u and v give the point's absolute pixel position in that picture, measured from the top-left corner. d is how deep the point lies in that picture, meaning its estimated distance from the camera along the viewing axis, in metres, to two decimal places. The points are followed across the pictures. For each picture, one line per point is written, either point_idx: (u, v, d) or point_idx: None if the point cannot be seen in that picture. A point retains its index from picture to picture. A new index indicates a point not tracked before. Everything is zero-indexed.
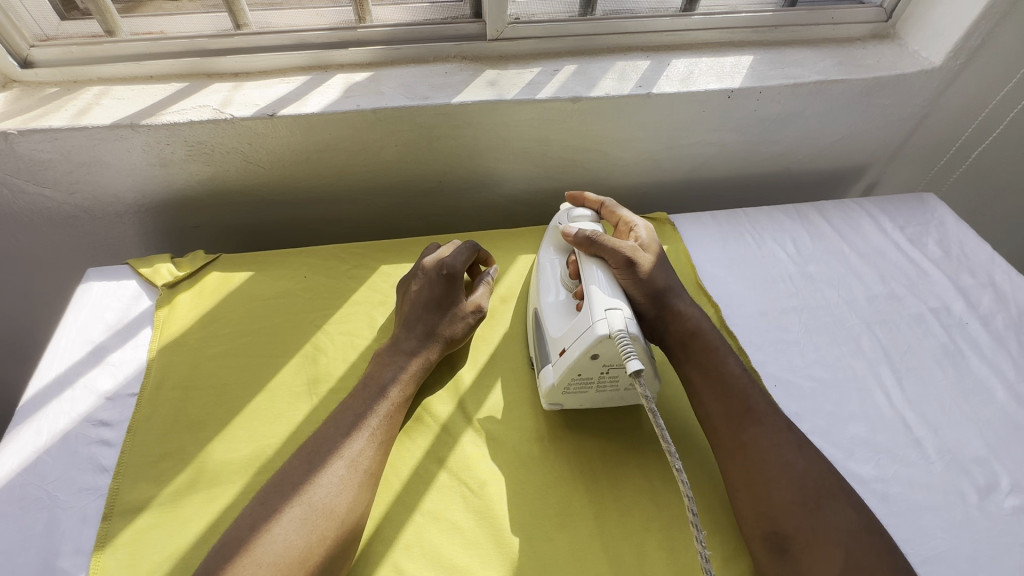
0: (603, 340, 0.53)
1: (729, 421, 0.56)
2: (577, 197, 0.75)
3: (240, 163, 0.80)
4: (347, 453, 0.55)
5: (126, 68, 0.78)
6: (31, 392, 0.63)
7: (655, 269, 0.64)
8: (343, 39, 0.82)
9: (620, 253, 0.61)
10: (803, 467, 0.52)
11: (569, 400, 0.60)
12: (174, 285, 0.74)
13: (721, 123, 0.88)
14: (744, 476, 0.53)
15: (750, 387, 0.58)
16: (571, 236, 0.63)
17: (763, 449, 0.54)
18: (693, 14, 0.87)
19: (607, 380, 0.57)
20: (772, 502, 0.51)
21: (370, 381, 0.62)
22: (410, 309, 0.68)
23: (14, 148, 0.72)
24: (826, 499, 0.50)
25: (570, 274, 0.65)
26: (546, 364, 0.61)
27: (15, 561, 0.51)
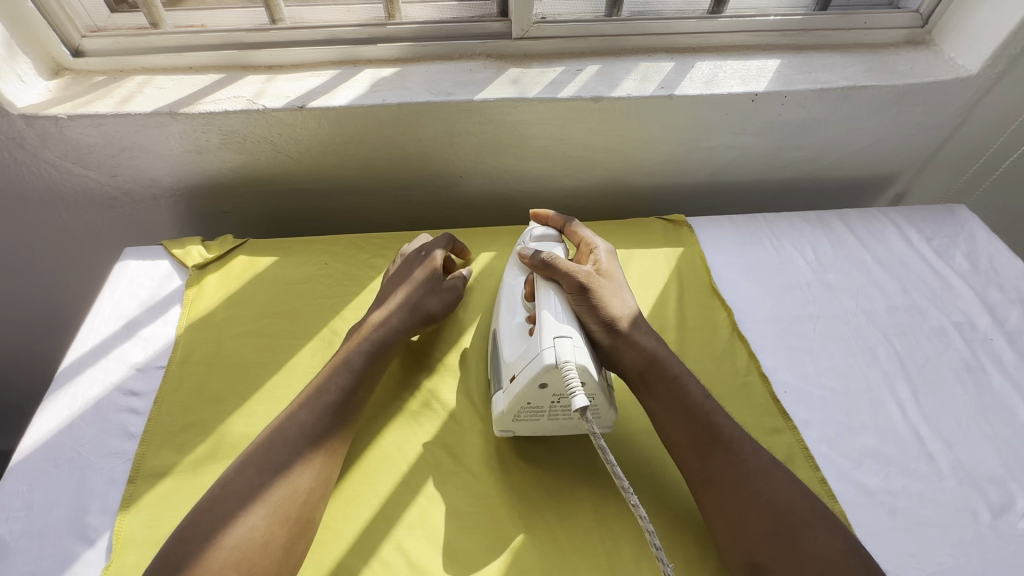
0: (549, 369, 0.53)
1: (697, 451, 0.56)
2: (541, 215, 0.75)
3: (269, 153, 0.84)
4: (310, 433, 0.56)
5: (168, 59, 0.83)
6: (69, 360, 0.67)
7: (612, 295, 0.63)
8: (372, 35, 0.84)
9: (574, 277, 0.61)
10: (776, 494, 0.52)
11: (521, 428, 0.59)
12: (203, 267, 0.78)
13: (745, 126, 0.88)
14: (717, 506, 0.53)
15: (716, 413, 0.57)
16: (527, 258, 0.64)
17: (736, 477, 0.54)
18: (720, 16, 0.87)
19: (558, 410, 0.57)
20: (746, 532, 0.51)
21: (339, 356, 0.63)
22: (388, 289, 0.72)
23: (63, 131, 0.77)
24: (802, 527, 0.50)
25: (526, 295, 0.65)
26: (499, 392, 0.60)
27: (48, 515, 0.55)
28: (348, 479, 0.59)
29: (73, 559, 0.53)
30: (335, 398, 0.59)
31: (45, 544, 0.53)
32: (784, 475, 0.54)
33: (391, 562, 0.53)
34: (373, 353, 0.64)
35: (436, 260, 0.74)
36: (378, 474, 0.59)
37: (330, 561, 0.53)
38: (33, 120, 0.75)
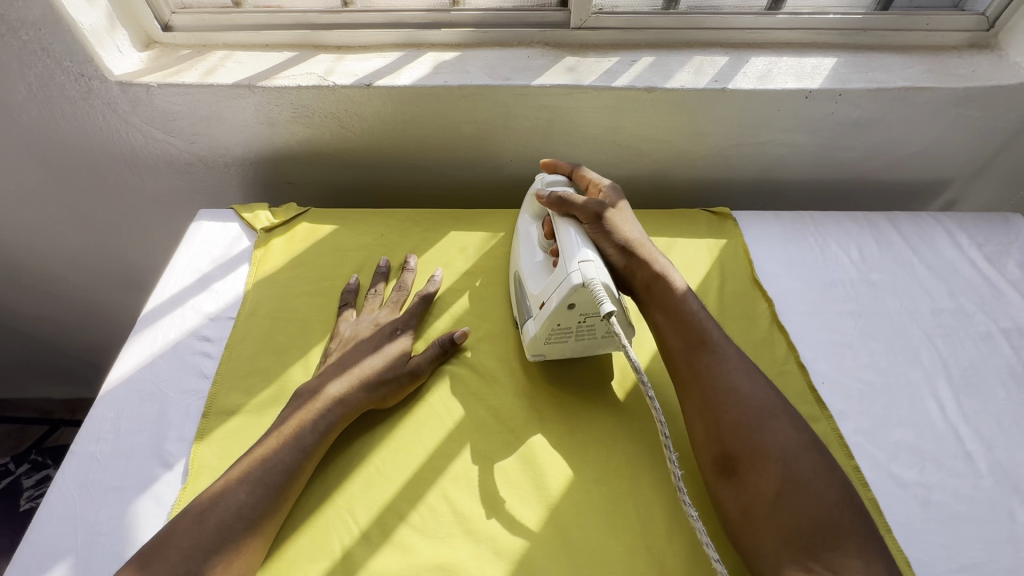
0: (580, 289, 0.57)
1: (686, 353, 0.58)
2: (550, 163, 0.77)
3: (334, 128, 0.89)
4: (245, 513, 0.52)
5: (248, 36, 0.88)
6: (151, 307, 0.73)
7: (625, 223, 0.66)
8: (436, 21, 0.89)
9: (589, 207, 0.65)
10: (751, 392, 0.54)
11: (551, 351, 0.64)
12: (271, 230, 0.84)
13: (796, 123, 0.88)
14: (696, 400, 0.56)
15: (708, 322, 0.60)
16: (543, 198, 0.68)
17: (715, 376, 0.56)
18: (778, 13, 0.88)
19: (585, 329, 0.61)
20: (719, 423, 0.53)
21: (288, 423, 0.60)
22: (349, 353, 0.67)
23: (152, 99, 0.83)
24: (770, 420, 0.52)
25: (547, 236, 0.68)
26: (528, 320, 0.65)
27: (133, 439, 0.61)
28: (399, 429, 0.63)
29: (154, 479, 0.58)
30: (278, 478, 0.55)
31: (131, 464, 0.59)
32: (761, 379, 0.57)
33: (437, 507, 0.57)
34: (315, 432, 0.59)
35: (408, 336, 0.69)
36: (427, 427, 0.64)
37: (380, 501, 0.58)
38: (127, 87, 0.82)
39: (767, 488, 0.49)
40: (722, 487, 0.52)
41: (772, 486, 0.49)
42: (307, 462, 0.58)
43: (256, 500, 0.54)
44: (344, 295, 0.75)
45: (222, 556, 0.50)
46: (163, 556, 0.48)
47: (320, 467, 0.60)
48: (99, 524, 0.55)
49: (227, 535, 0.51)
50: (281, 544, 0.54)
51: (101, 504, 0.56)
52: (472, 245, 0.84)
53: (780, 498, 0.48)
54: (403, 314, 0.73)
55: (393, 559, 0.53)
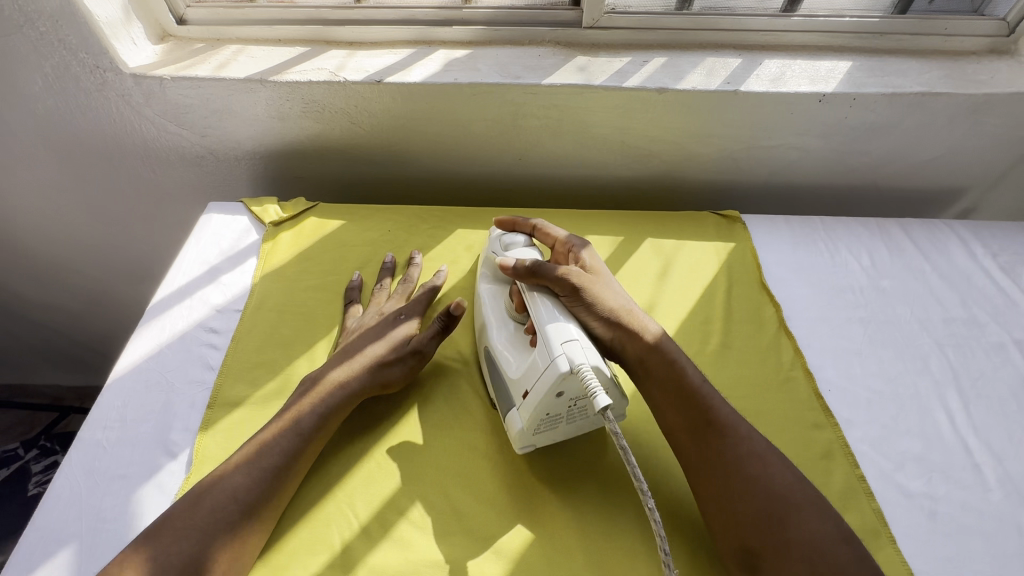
0: (566, 376, 0.52)
1: (693, 435, 0.56)
2: (507, 222, 0.74)
3: (344, 124, 0.89)
4: (242, 496, 0.53)
5: (261, 31, 0.89)
6: (159, 297, 0.74)
7: (604, 288, 0.62)
8: (448, 18, 0.89)
9: (564, 279, 0.59)
10: (771, 478, 0.52)
11: (540, 440, 0.58)
12: (279, 224, 0.84)
13: (809, 128, 0.87)
14: (710, 490, 0.54)
15: (712, 395, 0.57)
16: (510, 269, 0.63)
17: (729, 462, 0.53)
18: (793, 15, 0.87)
19: (576, 413, 0.56)
20: (736, 516, 0.51)
21: (288, 412, 0.60)
22: (353, 342, 0.68)
23: (165, 92, 0.84)
24: (792, 510, 0.50)
25: (515, 307, 0.64)
26: (511, 409, 0.59)
27: (139, 428, 0.62)
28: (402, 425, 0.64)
29: (158, 468, 0.59)
30: (276, 460, 0.56)
31: (135, 453, 0.60)
32: (780, 459, 0.54)
33: (437, 504, 0.57)
34: (316, 416, 0.59)
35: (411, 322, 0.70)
36: (430, 424, 0.64)
37: (381, 497, 0.58)
38: (141, 79, 0.82)
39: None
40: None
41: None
42: (307, 445, 0.58)
43: (253, 483, 0.54)
44: (350, 292, 0.76)
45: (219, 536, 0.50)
46: (164, 536, 0.49)
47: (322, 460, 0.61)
48: (102, 510, 0.56)
49: (224, 518, 0.51)
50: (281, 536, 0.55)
51: (105, 491, 0.57)
52: (478, 243, 0.84)
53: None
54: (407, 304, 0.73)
55: (392, 555, 0.54)
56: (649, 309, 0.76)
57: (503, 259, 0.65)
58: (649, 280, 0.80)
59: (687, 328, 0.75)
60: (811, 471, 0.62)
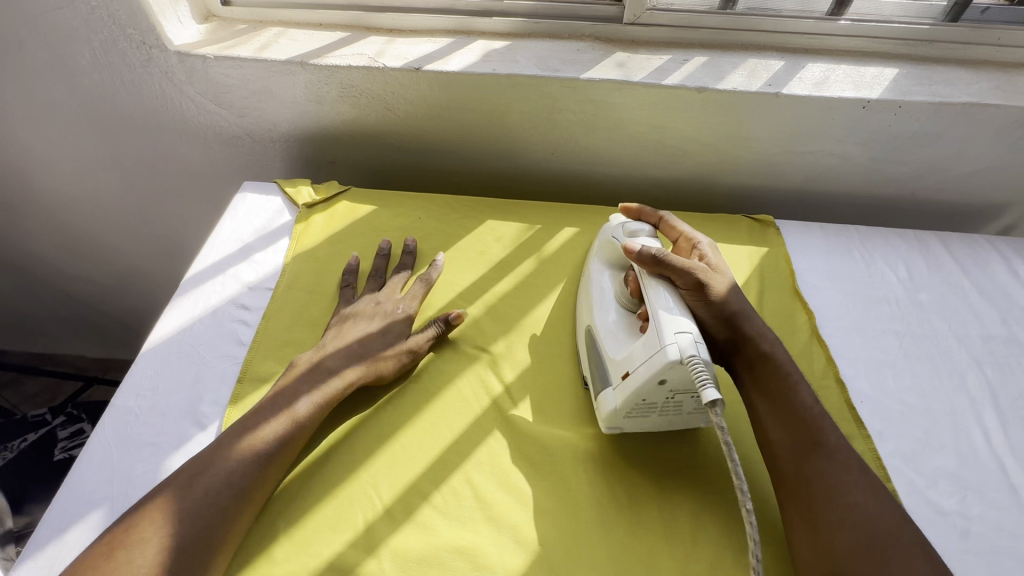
0: (674, 366, 0.51)
1: (795, 452, 0.54)
2: (634, 211, 0.73)
3: (380, 111, 0.89)
4: (232, 476, 0.53)
5: (303, 15, 0.90)
6: (193, 272, 0.75)
7: (727, 289, 0.61)
8: (488, 9, 0.89)
9: (689, 274, 0.59)
10: (874, 512, 0.50)
11: (630, 425, 0.58)
12: (312, 207, 0.85)
13: (850, 134, 0.86)
14: (803, 512, 0.52)
15: (823, 419, 0.55)
16: (633, 253, 0.60)
17: (832, 490, 0.51)
18: (840, 18, 0.85)
19: (671, 405, 0.56)
20: (834, 545, 0.49)
21: (282, 399, 0.60)
22: (345, 329, 0.68)
23: (208, 71, 0.85)
24: (895, 549, 0.47)
25: (630, 292, 0.63)
26: (607, 388, 0.59)
27: (170, 398, 0.63)
28: (431, 409, 0.64)
29: (188, 439, 0.60)
30: (268, 443, 0.56)
31: (166, 422, 0.61)
32: (887, 495, 0.52)
33: (460, 491, 0.57)
34: (308, 405, 0.59)
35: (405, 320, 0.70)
36: (457, 411, 0.64)
37: (405, 479, 0.58)
38: (185, 57, 0.84)
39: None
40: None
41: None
42: (302, 433, 0.58)
43: (243, 465, 0.54)
44: (346, 275, 0.75)
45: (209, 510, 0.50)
46: (151, 515, 0.49)
47: (349, 438, 0.61)
48: (133, 476, 0.57)
49: (214, 497, 0.51)
50: (307, 510, 0.55)
51: (137, 457, 0.58)
52: (508, 235, 0.84)
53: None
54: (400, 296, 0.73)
55: (415, 538, 0.54)
56: None
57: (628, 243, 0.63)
58: None
59: None
60: None
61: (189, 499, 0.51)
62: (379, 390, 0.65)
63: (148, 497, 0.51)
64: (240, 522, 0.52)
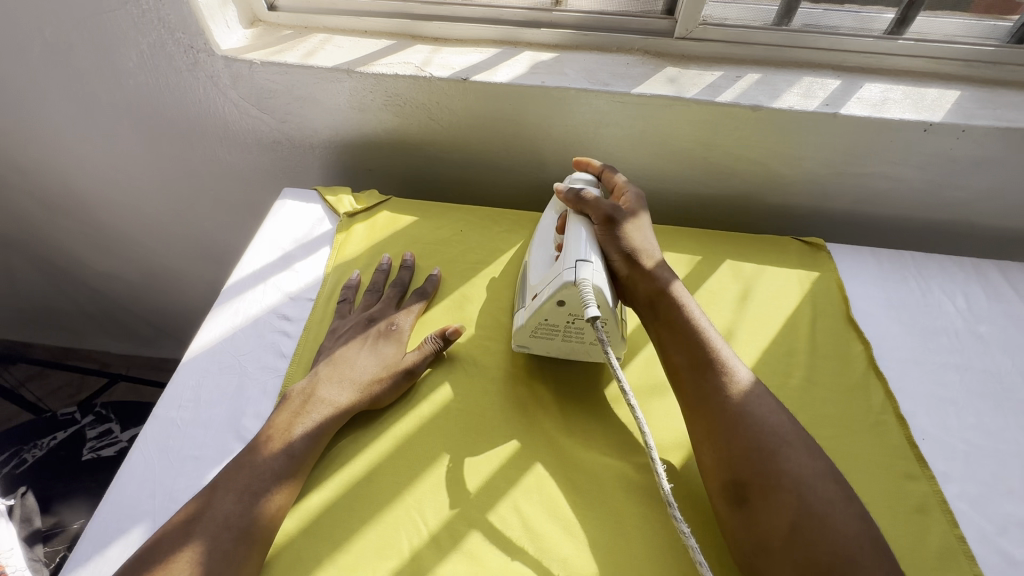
0: (569, 287, 0.57)
1: (692, 370, 0.56)
2: (582, 162, 0.76)
3: (424, 120, 0.88)
4: (232, 522, 0.50)
5: (348, 21, 0.89)
6: (235, 280, 0.75)
7: (638, 232, 0.65)
8: (537, 20, 0.87)
9: (603, 210, 0.64)
10: (763, 417, 0.52)
11: (535, 344, 0.65)
12: (353, 216, 0.85)
13: (907, 157, 0.83)
14: (703, 423, 0.54)
15: (712, 335, 0.58)
16: (561, 193, 0.68)
17: (729, 401, 0.53)
18: (900, 38, 0.83)
19: (573, 330, 0.62)
20: (729, 449, 0.51)
21: (273, 435, 0.56)
22: (334, 347, 0.66)
23: (252, 76, 0.85)
24: (783, 447, 0.50)
25: (557, 229, 0.68)
26: (523, 308, 0.66)
27: (211, 411, 0.61)
28: (473, 426, 0.62)
29: (229, 454, 0.58)
30: (267, 482, 0.53)
31: (208, 435, 0.59)
32: (774, 401, 0.54)
33: (507, 519, 0.55)
34: (305, 439, 0.57)
35: (402, 338, 0.68)
36: (503, 434, 0.62)
37: (450, 504, 0.56)
38: (231, 62, 0.83)
39: (780, 518, 0.47)
40: (730, 513, 0.50)
41: (786, 518, 0.47)
42: (300, 469, 0.55)
43: (243, 507, 0.51)
44: (344, 290, 0.73)
45: (213, 562, 0.47)
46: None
47: (392, 457, 0.59)
48: (175, 491, 0.55)
49: (216, 546, 0.48)
50: (351, 531, 0.53)
51: (178, 471, 0.57)
52: None
53: (795, 527, 0.46)
54: (393, 311, 0.71)
55: (459, 569, 0.51)
56: (727, 336, 0.74)
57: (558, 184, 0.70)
58: (728, 307, 0.77)
59: (768, 361, 0.71)
60: (905, 528, 0.57)
61: (190, 547, 0.48)
62: (419, 407, 0.63)
63: (144, 562, 0.47)
64: (246, 568, 0.49)
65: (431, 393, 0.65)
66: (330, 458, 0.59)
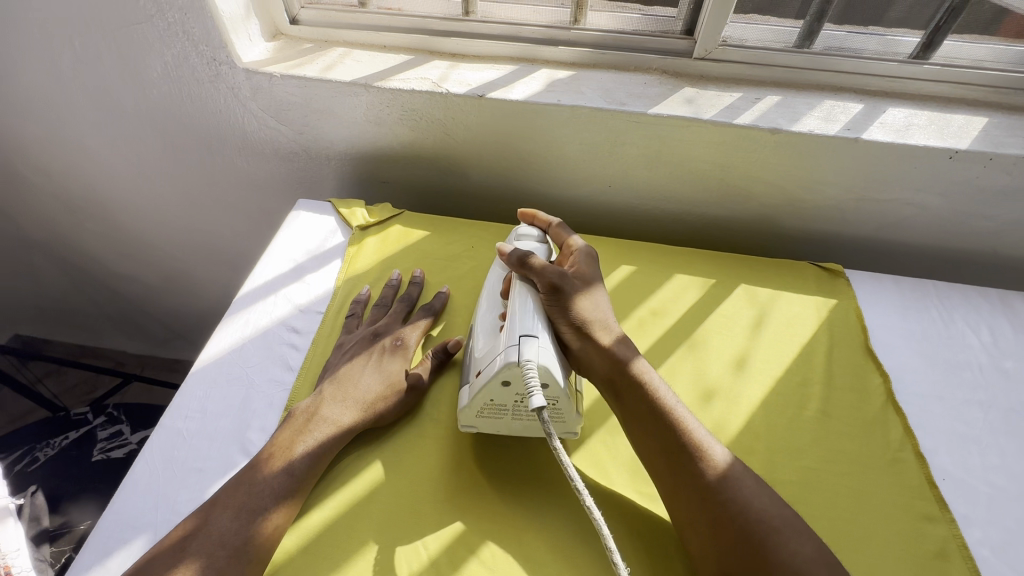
0: (513, 366, 0.53)
1: (666, 460, 0.54)
2: (527, 214, 0.76)
3: (439, 134, 0.89)
4: (229, 540, 0.49)
5: (368, 36, 0.90)
6: (246, 290, 0.75)
7: (586, 301, 0.62)
8: (555, 38, 0.88)
9: (547, 276, 0.61)
10: (749, 505, 0.50)
11: (484, 424, 0.59)
12: (365, 229, 0.85)
13: (931, 185, 0.81)
14: (687, 515, 0.52)
15: (685, 418, 0.56)
16: (506, 254, 0.65)
17: (710, 488, 0.52)
18: (925, 63, 0.81)
19: (522, 409, 0.57)
20: (718, 542, 0.49)
21: (275, 453, 0.56)
22: (339, 364, 0.65)
23: (273, 88, 0.86)
24: (771, 537, 0.48)
25: (502, 292, 0.66)
26: (466, 385, 0.60)
27: (218, 423, 0.61)
28: (479, 448, 0.62)
29: (233, 467, 0.58)
30: (266, 500, 0.53)
31: (212, 447, 0.59)
32: (756, 483, 0.53)
33: (510, 547, 0.54)
34: (308, 459, 0.56)
35: (408, 354, 0.68)
36: (507, 458, 0.61)
37: (452, 528, 0.55)
38: (252, 74, 0.85)
39: None
40: None
41: None
42: (300, 488, 0.55)
43: (242, 524, 0.51)
44: (353, 305, 0.73)
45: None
46: None
47: (396, 476, 0.59)
48: (177, 502, 0.55)
49: (210, 563, 0.48)
50: (349, 551, 0.53)
51: (182, 483, 0.57)
52: None
53: None
54: (399, 325, 0.71)
55: None
56: (740, 363, 0.72)
57: (506, 245, 0.68)
58: (741, 333, 0.76)
59: (781, 391, 0.69)
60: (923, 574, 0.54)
61: (186, 563, 0.47)
62: (427, 427, 0.63)
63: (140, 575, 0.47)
64: None
65: (438, 414, 0.65)
66: (333, 476, 0.58)
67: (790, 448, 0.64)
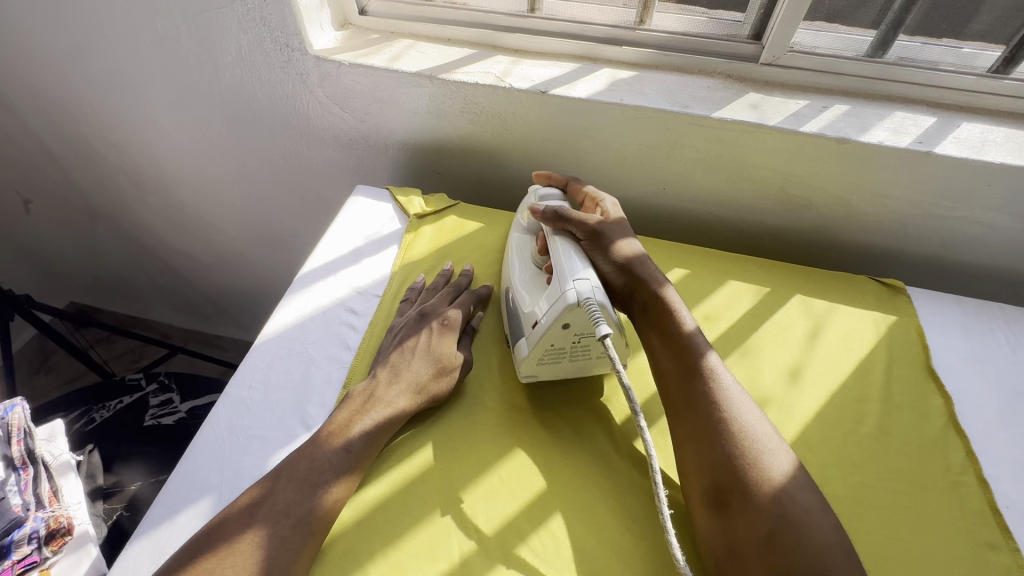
0: (573, 308, 0.56)
1: (681, 376, 0.58)
2: (542, 177, 0.81)
3: (497, 128, 0.90)
4: (293, 511, 0.51)
5: (434, 29, 0.92)
6: (307, 270, 0.78)
7: (622, 238, 0.67)
8: (619, 38, 0.88)
9: (585, 224, 0.66)
10: (748, 424, 0.54)
11: (544, 371, 0.62)
12: (422, 217, 0.87)
13: (1003, 204, 0.78)
14: (690, 427, 0.55)
15: (702, 343, 0.60)
16: (538, 212, 0.68)
17: (714, 405, 0.55)
18: (1005, 77, 0.79)
19: (579, 350, 0.61)
20: (714, 454, 0.52)
21: (336, 431, 0.57)
22: (391, 347, 0.67)
23: (340, 76, 0.88)
24: (761, 454, 0.52)
25: (538, 249, 0.69)
26: (520, 341, 0.63)
27: (280, 395, 0.64)
28: (529, 440, 0.62)
29: (293, 438, 0.60)
30: (328, 475, 0.54)
31: (275, 417, 0.62)
32: (761, 415, 0.56)
33: (559, 537, 0.54)
34: (370, 437, 0.58)
35: (452, 333, 0.68)
36: (558, 451, 0.61)
37: (501, 513, 0.55)
38: (322, 61, 0.87)
39: (759, 527, 0.48)
40: (710, 521, 0.50)
41: (766, 525, 0.48)
42: (358, 466, 0.57)
43: (304, 496, 0.52)
44: (408, 292, 0.75)
45: (267, 548, 0.49)
46: (211, 552, 0.48)
47: (447, 459, 0.59)
48: (242, 468, 0.57)
49: (275, 532, 0.50)
50: (403, 527, 0.54)
51: (245, 450, 0.59)
52: None
53: (773, 537, 0.47)
54: (443, 304, 0.72)
55: None
56: (794, 373, 0.71)
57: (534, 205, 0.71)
58: (796, 344, 0.74)
59: (837, 405, 0.68)
60: None
61: (254, 531, 0.49)
62: (480, 415, 0.64)
63: (211, 539, 0.49)
64: (303, 556, 0.50)
65: (490, 403, 0.65)
66: (388, 455, 0.60)
67: (845, 464, 0.62)
